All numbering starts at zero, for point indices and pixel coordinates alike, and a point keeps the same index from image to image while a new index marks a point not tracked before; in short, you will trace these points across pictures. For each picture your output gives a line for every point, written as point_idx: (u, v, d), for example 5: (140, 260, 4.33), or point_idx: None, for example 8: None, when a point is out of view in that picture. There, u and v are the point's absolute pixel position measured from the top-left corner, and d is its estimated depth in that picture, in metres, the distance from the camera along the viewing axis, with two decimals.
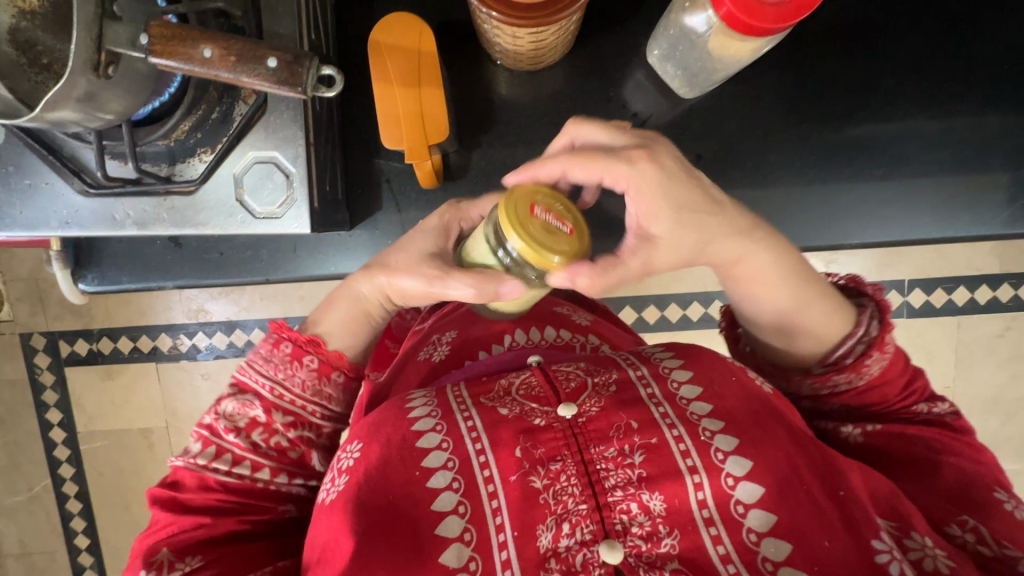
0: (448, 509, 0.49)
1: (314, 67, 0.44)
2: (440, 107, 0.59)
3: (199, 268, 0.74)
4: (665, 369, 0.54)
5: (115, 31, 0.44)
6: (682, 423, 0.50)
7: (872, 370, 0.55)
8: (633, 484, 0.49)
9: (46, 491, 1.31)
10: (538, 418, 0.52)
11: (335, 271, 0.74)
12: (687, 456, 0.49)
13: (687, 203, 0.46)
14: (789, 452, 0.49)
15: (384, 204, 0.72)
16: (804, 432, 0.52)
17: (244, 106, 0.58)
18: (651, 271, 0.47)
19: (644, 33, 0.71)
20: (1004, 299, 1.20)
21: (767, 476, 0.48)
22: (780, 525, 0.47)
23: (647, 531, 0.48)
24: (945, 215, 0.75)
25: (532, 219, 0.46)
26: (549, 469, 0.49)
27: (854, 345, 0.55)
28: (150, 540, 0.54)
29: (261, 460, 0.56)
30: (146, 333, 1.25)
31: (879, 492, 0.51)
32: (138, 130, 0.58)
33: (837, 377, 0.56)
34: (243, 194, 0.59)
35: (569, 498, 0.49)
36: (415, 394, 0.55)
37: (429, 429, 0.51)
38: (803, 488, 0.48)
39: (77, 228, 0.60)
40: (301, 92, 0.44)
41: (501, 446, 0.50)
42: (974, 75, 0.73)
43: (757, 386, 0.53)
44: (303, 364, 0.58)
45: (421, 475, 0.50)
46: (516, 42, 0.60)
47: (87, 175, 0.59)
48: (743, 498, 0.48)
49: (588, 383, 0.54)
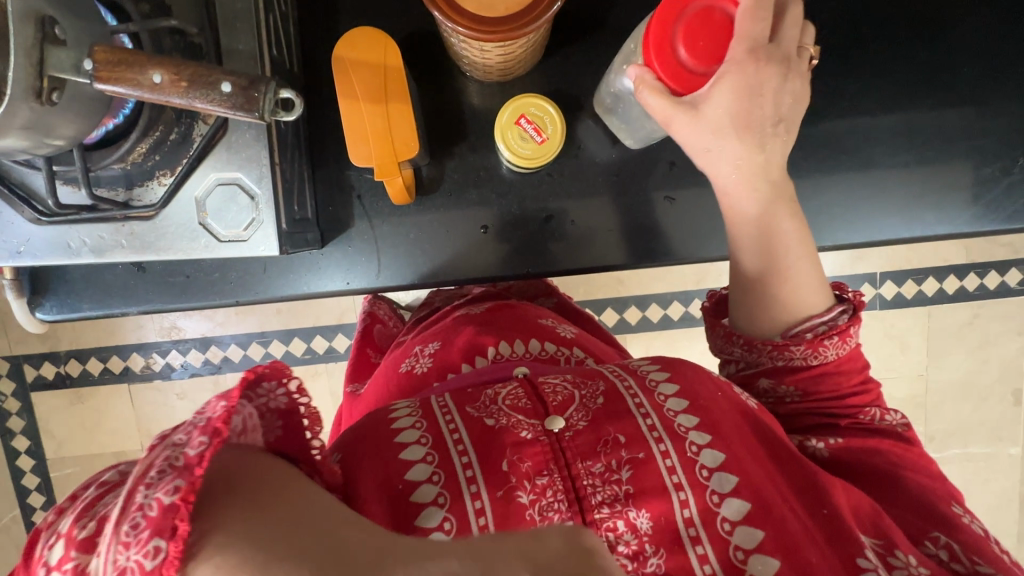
0: (434, 524, 0.46)
1: (270, 91, 0.43)
2: (408, 122, 0.58)
3: (165, 292, 0.72)
4: (652, 382, 0.54)
5: (57, 56, 0.42)
6: (669, 437, 0.51)
7: (829, 353, 0.59)
8: (619, 501, 0.49)
9: (15, 522, 1.24)
10: (526, 431, 0.51)
11: (307, 291, 0.72)
12: (673, 472, 0.50)
13: (739, 114, 0.56)
14: (769, 473, 0.52)
15: (356, 220, 0.70)
16: (785, 446, 0.55)
17: (204, 127, 0.56)
18: (675, 128, 0.57)
19: (612, 42, 0.71)
20: (971, 288, 1.23)
21: (752, 491, 0.50)
22: (767, 543, 0.49)
23: (633, 549, 0.49)
24: (912, 212, 0.76)
25: (511, 127, 0.66)
26: (536, 483, 0.48)
27: (819, 326, 0.60)
28: None
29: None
30: (117, 353, 1.21)
31: (861, 512, 0.54)
32: (92, 154, 0.54)
33: (795, 348, 0.59)
34: (205, 217, 0.57)
35: (555, 513, 0.48)
36: (399, 403, 0.54)
37: (412, 441, 0.49)
38: (786, 508, 0.51)
39: (30, 258, 0.57)
40: (259, 118, 0.43)
41: (490, 459, 0.49)
42: (938, 75, 0.74)
43: (743, 401, 0.55)
44: None
45: (404, 488, 0.47)
46: (484, 56, 0.59)
47: (38, 202, 0.56)
48: (728, 515, 0.49)
49: (576, 396, 0.53)
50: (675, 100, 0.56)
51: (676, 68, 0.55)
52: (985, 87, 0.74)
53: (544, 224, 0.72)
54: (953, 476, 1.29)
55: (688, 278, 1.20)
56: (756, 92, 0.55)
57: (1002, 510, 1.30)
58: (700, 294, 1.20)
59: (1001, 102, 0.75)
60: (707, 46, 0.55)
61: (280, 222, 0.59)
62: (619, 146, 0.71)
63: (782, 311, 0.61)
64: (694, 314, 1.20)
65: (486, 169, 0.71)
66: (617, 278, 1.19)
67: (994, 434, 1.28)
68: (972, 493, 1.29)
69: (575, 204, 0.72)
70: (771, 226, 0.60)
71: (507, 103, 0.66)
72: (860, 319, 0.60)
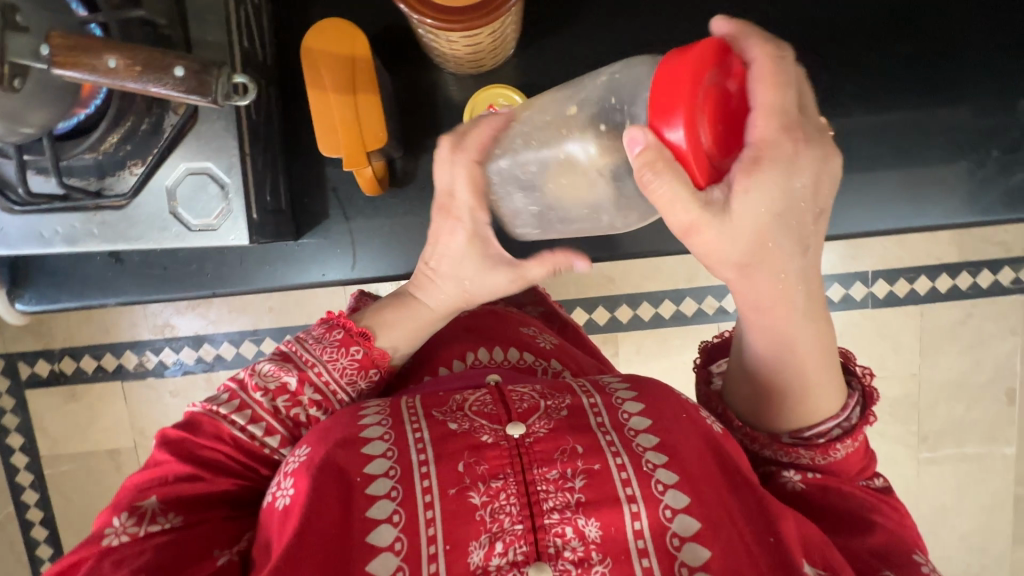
0: (383, 517, 0.48)
1: (222, 76, 0.45)
2: (377, 113, 0.58)
3: (143, 283, 0.72)
4: (618, 400, 0.54)
5: (18, 41, 0.43)
6: (626, 453, 0.50)
7: (838, 455, 0.54)
8: (570, 508, 0.48)
9: (9, 520, 1.25)
10: (487, 435, 0.51)
11: (284, 284, 0.73)
12: (627, 485, 0.48)
13: (778, 216, 0.42)
14: (722, 496, 0.49)
15: (332, 213, 0.71)
16: (745, 473, 0.51)
17: (175, 117, 0.56)
18: (688, 239, 0.42)
19: (587, 36, 0.71)
20: (964, 287, 1.22)
21: (705, 511, 0.48)
22: (713, 561, 0.47)
23: (579, 556, 0.47)
24: (889, 207, 0.76)
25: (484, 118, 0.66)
26: (490, 486, 0.48)
27: (832, 428, 0.54)
28: (144, 478, 0.55)
29: (276, 426, 0.57)
30: (110, 350, 1.21)
31: (813, 541, 0.50)
32: (62, 145, 0.55)
33: (802, 451, 0.54)
34: (176, 206, 0.58)
35: (505, 516, 0.48)
36: (369, 404, 0.55)
37: (376, 437, 0.52)
38: (736, 534, 0.48)
39: (4, 246, 0.58)
40: (211, 101, 0.45)
41: (445, 461, 0.50)
42: (913, 69, 0.75)
43: (708, 425, 0.53)
44: (348, 352, 0.61)
45: (363, 480, 0.49)
46: (452, 46, 0.60)
47: (11, 191, 0.57)
48: (678, 530, 0.47)
49: (540, 405, 0.53)
50: (701, 200, 0.40)
51: (698, 152, 0.39)
52: (963, 81, 0.75)
53: None
54: (948, 477, 1.28)
55: (679, 277, 1.19)
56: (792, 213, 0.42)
57: (998, 512, 1.29)
58: (690, 292, 1.20)
59: (978, 96, 0.75)
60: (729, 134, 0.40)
61: (251, 212, 0.59)
62: None
63: (795, 413, 0.54)
64: (685, 312, 1.20)
65: None
66: (607, 276, 1.19)
67: (988, 434, 1.27)
68: (966, 494, 1.28)
69: None
70: (797, 343, 0.50)
71: (480, 96, 0.66)
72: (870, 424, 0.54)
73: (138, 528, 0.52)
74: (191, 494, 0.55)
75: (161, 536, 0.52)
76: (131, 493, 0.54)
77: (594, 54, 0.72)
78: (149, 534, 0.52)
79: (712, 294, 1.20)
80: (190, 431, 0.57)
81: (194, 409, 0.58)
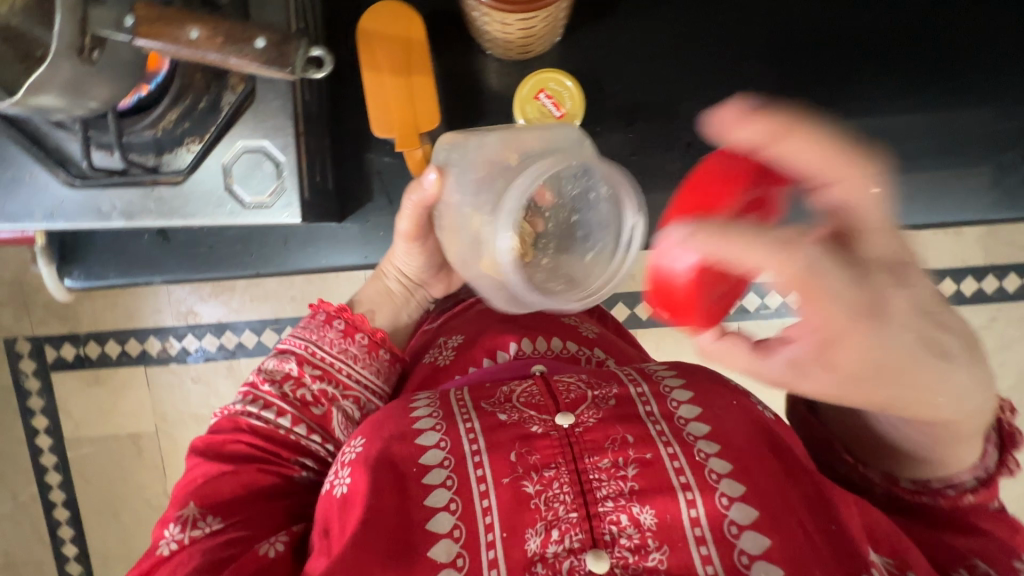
0: (440, 505, 0.49)
1: (301, 48, 0.48)
2: (429, 93, 0.59)
3: (189, 262, 0.74)
4: (666, 388, 0.55)
5: (99, 14, 0.43)
6: (678, 442, 0.50)
7: (968, 502, 0.48)
8: (624, 495, 0.48)
9: (32, 501, 1.25)
10: (536, 425, 0.52)
11: (325, 265, 0.74)
12: (681, 473, 0.49)
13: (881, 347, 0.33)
14: (780, 486, 0.49)
15: (374, 196, 0.71)
16: (803, 463, 0.51)
17: (233, 95, 0.58)
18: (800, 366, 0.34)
19: (631, 26, 0.72)
20: (989, 291, 1.19)
21: (763, 501, 0.47)
22: (774, 550, 0.46)
23: (636, 543, 0.46)
24: (931, 201, 0.75)
25: (531, 101, 0.66)
26: (542, 475, 0.49)
27: (966, 479, 0.48)
28: (181, 490, 0.58)
29: (285, 406, 0.61)
30: (135, 336, 1.21)
31: (879, 530, 0.48)
32: (124, 121, 0.58)
33: (924, 498, 0.50)
34: (232, 183, 0.59)
35: (560, 504, 0.48)
36: (420, 396, 0.57)
37: (428, 428, 0.53)
38: (798, 526, 0.47)
39: (62, 220, 0.59)
40: (290, 73, 0.47)
41: (497, 450, 0.51)
42: (958, 61, 0.74)
43: (760, 413, 0.54)
44: (332, 326, 0.66)
45: (417, 471, 0.51)
46: (505, 30, 0.60)
47: (72, 167, 0.58)
48: (737, 519, 0.47)
49: (588, 395, 0.54)
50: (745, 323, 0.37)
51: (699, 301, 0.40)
52: (1008, 76, 0.74)
53: None
54: None
55: None
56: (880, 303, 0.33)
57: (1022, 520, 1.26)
58: None
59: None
60: (735, 282, 0.42)
61: (303, 191, 0.60)
62: (634, 126, 0.73)
63: (928, 468, 0.48)
64: None
65: None
66: None
67: None
68: None
69: None
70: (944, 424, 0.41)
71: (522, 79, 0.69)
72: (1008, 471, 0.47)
73: (182, 533, 0.53)
74: (224, 494, 0.57)
75: (203, 538, 0.53)
76: (173, 503, 0.56)
77: (632, 45, 0.72)
78: (194, 538, 0.53)
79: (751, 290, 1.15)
80: (214, 438, 0.61)
81: (221, 415, 0.64)
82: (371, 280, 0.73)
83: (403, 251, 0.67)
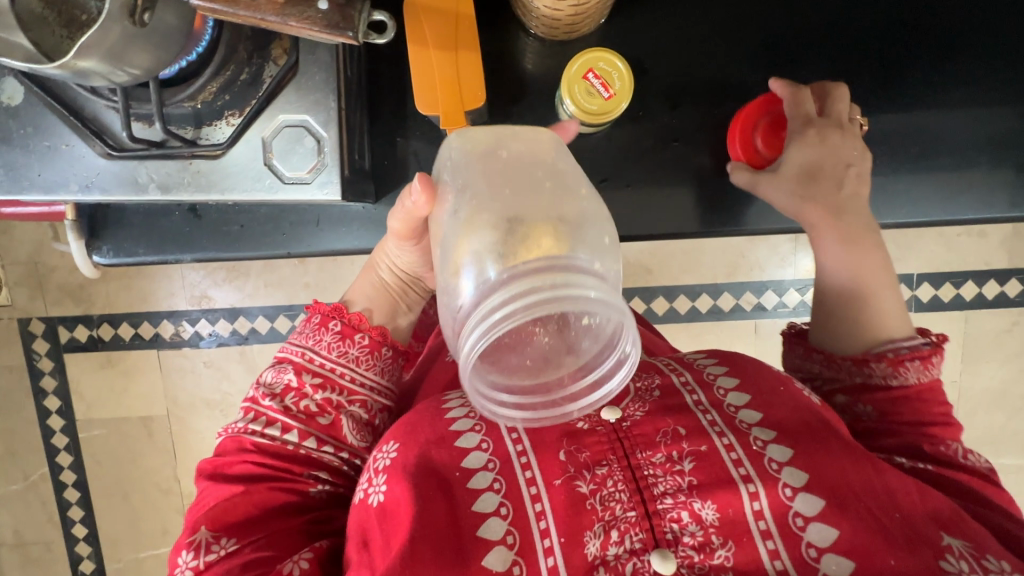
0: (491, 510, 0.47)
1: (364, 12, 0.47)
2: (476, 72, 0.59)
3: (218, 241, 0.72)
4: (710, 376, 0.54)
5: None
6: (732, 432, 0.49)
7: (909, 376, 0.59)
8: (683, 492, 0.47)
9: (43, 481, 1.25)
10: (582, 421, 0.51)
11: (357, 246, 0.72)
12: (739, 465, 0.47)
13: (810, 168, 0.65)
14: (845, 467, 0.47)
15: (409, 177, 0.70)
16: (857, 445, 0.50)
17: (275, 68, 0.57)
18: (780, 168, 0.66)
19: (676, 9, 0.70)
20: (1012, 294, 1.14)
21: (826, 488, 0.46)
22: (842, 541, 0.45)
23: (700, 541, 0.46)
24: (982, 196, 0.72)
25: (579, 82, 0.64)
26: (595, 473, 0.48)
27: (901, 347, 0.60)
28: (193, 516, 0.56)
29: (289, 421, 0.58)
30: (149, 319, 1.20)
31: (940, 514, 0.48)
32: (165, 91, 0.57)
33: (874, 364, 0.60)
34: (271, 158, 0.57)
35: (617, 504, 0.47)
36: (451, 395, 0.55)
37: (468, 429, 0.51)
38: (867, 513, 0.46)
39: (98, 191, 0.58)
40: (351, 37, 0.47)
41: (545, 450, 0.49)
42: (1013, 51, 0.71)
43: (806, 397, 0.52)
44: (328, 329, 0.62)
45: (461, 475, 0.49)
46: (554, 8, 0.59)
47: (109, 137, 0.57)
48: (802, 510, 0.46)
49: (630, 388, 0.53)
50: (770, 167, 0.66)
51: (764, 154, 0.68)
52: None
53: (597, 186, 0.71)
54: None
55: (720, 270, 1.13)
56: (840, 205, 0.65)
57: None
58: (731, 287, 1.13)
59: None
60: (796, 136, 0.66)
61: (343, 168, 0.58)
62: (677, 112, 0.71)
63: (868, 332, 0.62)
64: (725, 307, 1.13)
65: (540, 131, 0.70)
66: (645, 266, 1.13)
67: None
68: None
69: (629, 174, 0.71)
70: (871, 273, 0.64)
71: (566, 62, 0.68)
72: (942, 349, 0.60)
73: (198, 560, 0.52)
74: (237, 516, 0.55)
75: (220, 562, 0.52)
76: (186, 530, 0.55)
77: (677, 28, 0.70)
78: (209, 563, 0.52)
79: (773, 289, 1.13)
80: (221, 461, 0.59)
81: (224, 434, 0.61)
82: (365, 275, 0.67)
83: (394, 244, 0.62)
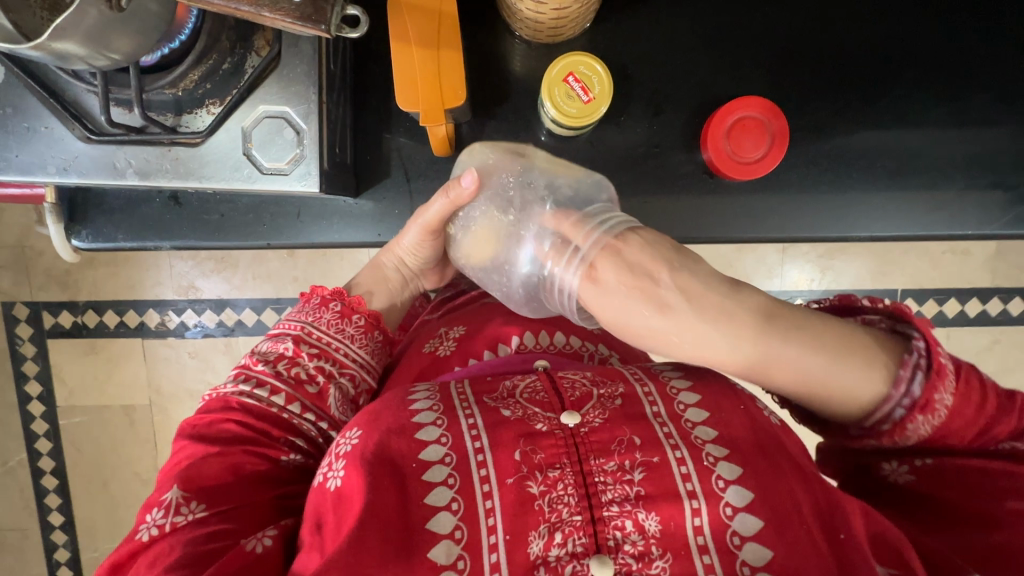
0: (441, 505, 0.48)
1: (336, 7, 0.49)
2: (458, 70, 0.60)
3: (198, 229, 0.72)
4: (673, 390, 0.54)
5: None
6: (685, 445, 0.50)
7: (919, 432, 0.47)
8: (630, 501, 0.47)
9: (21, 467, 1.24)
10: (540, 423, 0.51)
11: (337, 241, 0.72)
12: (687, 479, 0.48)
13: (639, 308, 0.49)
14: (791, 488, 0.48)
15: (392, 172, 0.70)
16: (809, 468, 0.51)
17: (257, 58, 0.58)
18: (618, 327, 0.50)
19: (662, 18, 0.71)
20: (992, 313, 1.15)
21: (769, 508, 0.47)
22: (775, 561, 0.46)
23: (639, 550, 0.46)
24: (955, 212, 0.73)
25: (558, 85, 0.65)
26: (547, 476, 0.48)
27: (893, 409, 0.47)
28: (169, 474, 0.55)
29: (279, 384, 0.59)
30: (134, 308, 1.19)
31: (884, 539, 0.48)
32: (144, 77, 0.57)
33: (872, 442, 0.50)
34: (251, 147, 0.58)
35: (564, 507, 0.47)
36: (418, 387, 0.55)
37: (428, 423, 0.51)
38: (805, 532, 0.47)
39: (75, 175, 0.58)
40: (324, 29, 0.48)
41: (501, 449, 0.49)
42: (990, 72, 0.72)
43: (766, 419, 0.53)
44: (329, 308, 0.65)
45: (416, 468, 0.49)
46: (538, 10, 0.60)
47: (89, 121, 0.57)
48: (740, 530, 0.47)
49: (593, 393, 0.53)
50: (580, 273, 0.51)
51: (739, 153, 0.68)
52: None
53: None
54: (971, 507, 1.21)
55: None
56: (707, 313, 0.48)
57: None
58: None
59: None
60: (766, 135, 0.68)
61: (323, 161, 0.59)
62: (659, 118, 0.72)
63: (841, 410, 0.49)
64: None
65: (525, 133, 0.71)
66: None
67: None
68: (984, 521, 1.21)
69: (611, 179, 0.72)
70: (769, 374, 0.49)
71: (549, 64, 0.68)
72: (942, 381, 0.45)
73: (166, 519, 0.51)
74: (210, 478, 0.55)
75: (186, 526, 0.51)
76: (161, 488, 0.54)
77: (662, 36, 0.71)
78: (175, 526, 0.51)
79: None
80: (207, 425, 0.58)
81: (211, 396, 0.61)
82: (374, 268, 0.71)
83: (414, 238, 0.65)
